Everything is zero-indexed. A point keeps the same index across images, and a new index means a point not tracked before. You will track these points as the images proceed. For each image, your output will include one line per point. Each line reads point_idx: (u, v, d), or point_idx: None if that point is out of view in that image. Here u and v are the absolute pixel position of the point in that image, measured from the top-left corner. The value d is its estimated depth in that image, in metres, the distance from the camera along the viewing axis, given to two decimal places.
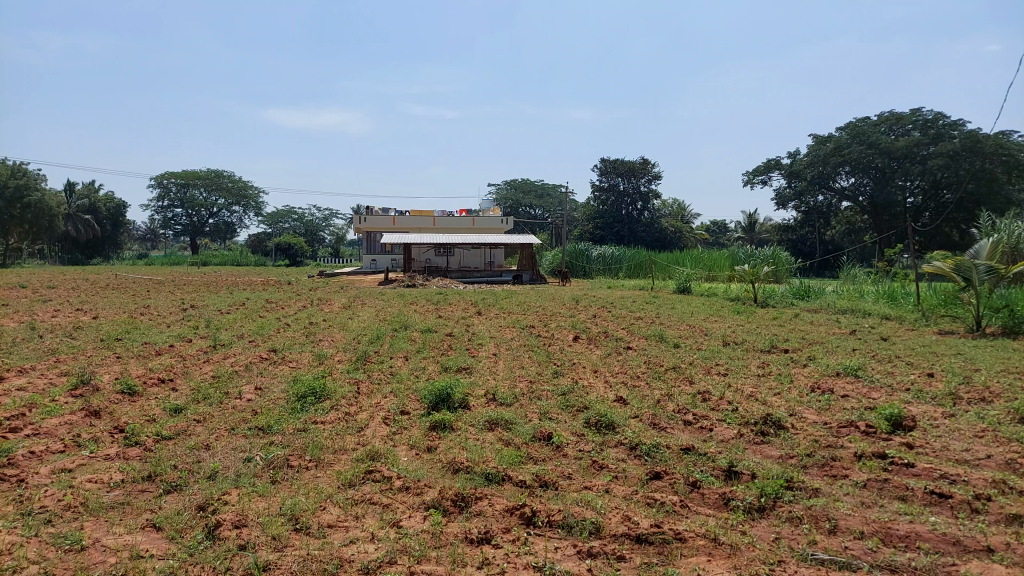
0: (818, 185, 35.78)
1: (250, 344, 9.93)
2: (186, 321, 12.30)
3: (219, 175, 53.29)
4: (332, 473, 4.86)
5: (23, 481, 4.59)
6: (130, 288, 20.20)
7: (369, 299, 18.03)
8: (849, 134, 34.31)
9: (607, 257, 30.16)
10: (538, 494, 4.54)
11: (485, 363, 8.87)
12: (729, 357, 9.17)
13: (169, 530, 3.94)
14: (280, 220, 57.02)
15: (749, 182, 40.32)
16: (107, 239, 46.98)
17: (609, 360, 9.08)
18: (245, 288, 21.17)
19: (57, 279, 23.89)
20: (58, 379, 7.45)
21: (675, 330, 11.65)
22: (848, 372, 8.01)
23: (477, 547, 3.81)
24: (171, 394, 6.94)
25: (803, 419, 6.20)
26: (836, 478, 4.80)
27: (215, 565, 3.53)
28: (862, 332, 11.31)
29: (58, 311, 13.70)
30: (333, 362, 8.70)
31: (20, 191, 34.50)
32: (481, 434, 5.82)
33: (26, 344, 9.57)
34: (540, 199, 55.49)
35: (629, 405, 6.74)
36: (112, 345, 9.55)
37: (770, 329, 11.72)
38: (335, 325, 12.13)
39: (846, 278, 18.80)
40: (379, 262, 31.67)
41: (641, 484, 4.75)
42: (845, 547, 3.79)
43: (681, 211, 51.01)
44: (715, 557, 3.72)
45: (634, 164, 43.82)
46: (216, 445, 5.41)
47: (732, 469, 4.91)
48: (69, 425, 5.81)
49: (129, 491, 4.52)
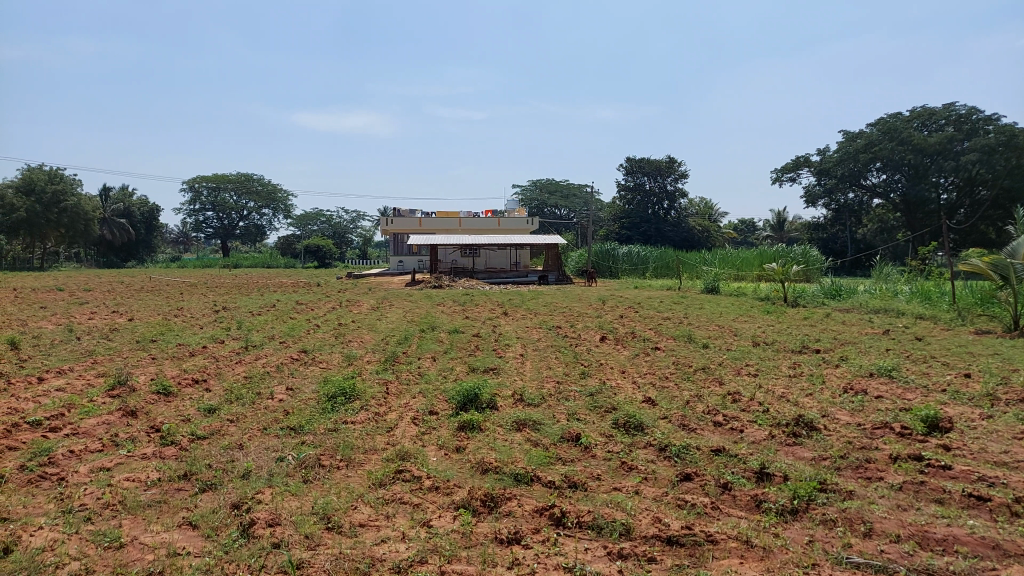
0: (848, 183, 35.33)
1: (281, 345, 10.05)
2: (218, 323, 12.51)
3: (249, 179, 54.09)
4: (363, 473, 4.90)
5: (64, 479, 4.71)
6: (163, 290, 20.58)
7: (398, 300, 18.12)
8: (880, 130, 33.62)
9: (635, 256, 29.95)
10: (567, 495, 4.53)
11: (512, 364, 8.88)
12: (759, 358, 9.06)
13: (204, 528, 4.00)
14: (309, 222, 57.54)
15: (778, 181, 39.69)
16: (142, 243, 47.80)
17: (637, 361, 9.02)
18: (275, 290, 21.46)
19: (93, 282, 24.40)
20: (95, 380, 7.61)
21: (704, 330, 11.53)
22: (881, 373, 7.87)
23: (506, 547, 3.81)
24: (205, 395, 7.05)
25: (836, 420, 6.12)
26: (870, 480, 4.73)
27: (251, 563, 3.57)
28: (896, 332, 11.10)
29: (95, 313, 14.03)
30: (363, 363, 8.80)
31: (57, 196, 35.53)
32: (509, 435, 5.83)
33: (63, 345, 9.78)
34: (566, 199, 55.37)
35: (658, 406, 6.69)
36: (148, 347, 9.74)
37: (802, 329, 11.55)
38: (364, 327, 12.21)
39: (878, 276, 18.42)
40: (405, 263, 31.82)
41: (671, 485, 4.72)
42: (880, 551, 3.72)
43: (710, 209, 50.54)
44: (748, 560, 3.68)
45: (660, 163, 43.67)
46: (249, 445, 5.49)
47: (764, 471, 4.85)
48: (106, 425, 5.94)
49: (165, 489, 4.60)
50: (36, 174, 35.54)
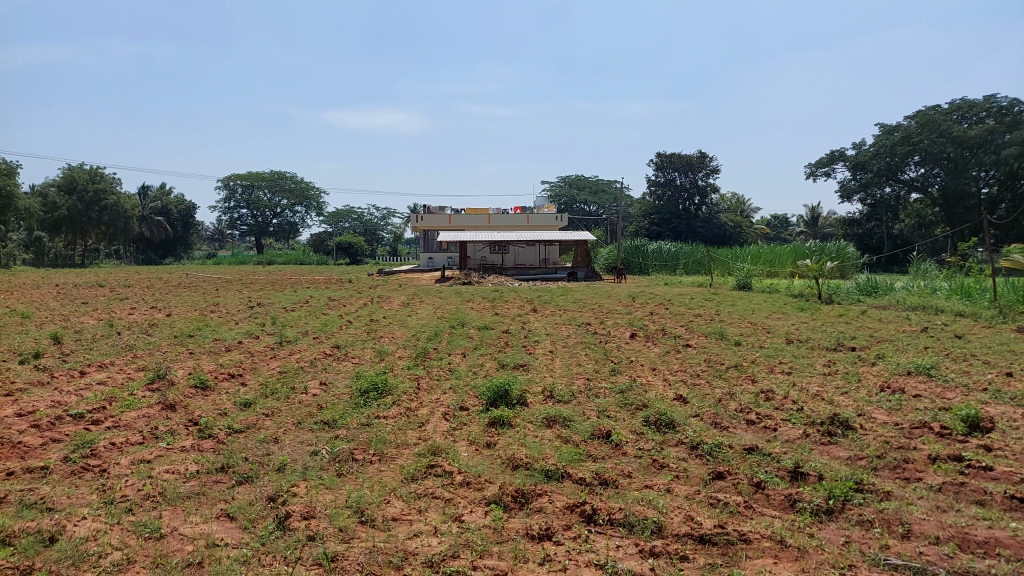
0: (885, 177, 34.59)
1: (314, 340, 10.18)
2: (253, 318, 12.70)
3: (282, 176, 54.77)
4: (395, 467, 4.95)
5: (105, 471, 4.83)
6: (200, 287, 20.99)
7: (429, 296, 18.21)
8: (918, 123, 32.86)
9: (665, 252, 29.68)
10: (597, 492, 4.52)
11: (542, 361, 8.87)
12: (793, 356, 8.92)
13: (242, 520, 4.07)
14: (341, 219, 58.12)
15: (812, 175, 38.96)
16: (179, 240, 48.72)
17: (668, 359, 8.93)
18: (308, 286, 21.71)
19: (132, 278, 24.85)
20: (135, 374, 7.78)
21: (737, 327, 11.40)
22: (919, 371, 7.70)
23: (538, 544, 3.82)
24: (241, 389, 7.18)
25: (873, 419, 6.01)
26: (908, 480, 4.63)
27: (286, 555, 3.63)
28: (935, 330, 10.80)
29: (134, 309, 14.32)
30: (394, 358, 8.88)
31: (98, 194, 36.28)
32: (539, 431, 5.83)
33: (104, 340, 10.01)
34: (596, 195, 55.03)
35: (690, 404, 6.63)
36: (185, 342, 9.94)
37: (837, 326, 11.33)
38: (396, 323, 12.30)
39: (916, 272, 18.00)
40: (435, 259, 31.95)
41: (703, 484, 4.68)
42: (920, 552, 3.64)
43: (742, 204, 49.85)
44: (782, 560, 3.64)
45: (691, 158, 43.22)
46: (284, 438, 5.57)
47: (799, 470, 4.78)
48: (146, 418, 6.08)
49: (203, 481, 4.69)
50: (78, 173, 36.26)
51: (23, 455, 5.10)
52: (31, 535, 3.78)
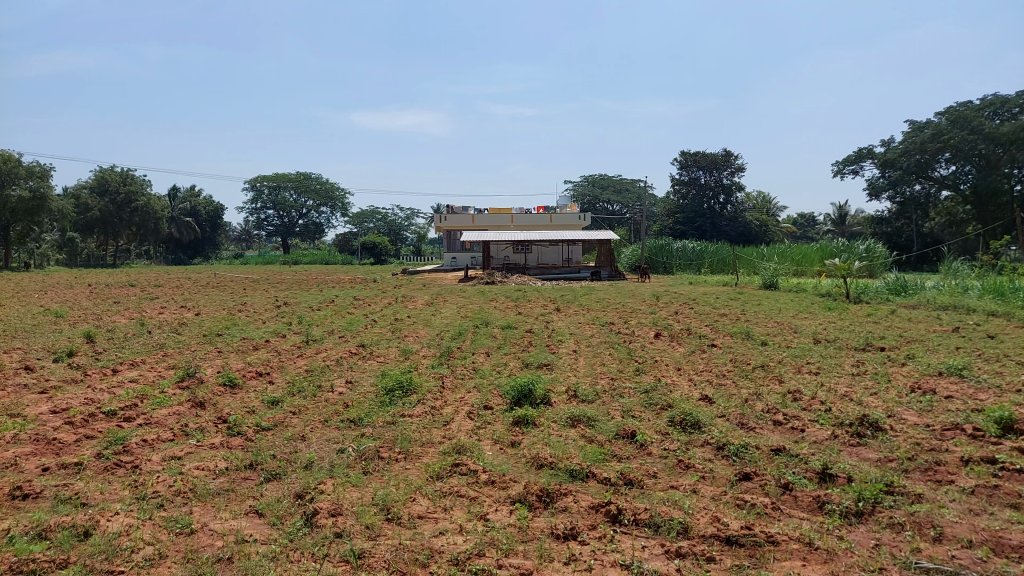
0: (914, 174, 34.05)
1: (340, 339, 10.28)
2: (280, 317, 12.85)
3: (308, 177, 55.30)
4: (420, 465, 4.98)
5: (137, 467, 4.92)
6: (228, 286, 21.27)
7: (452, 296, 18.26)
8: (949, 119, 32.23)
9: (689, 251, 29.47)
10: (623, 492, 4.50)
11: (566, 360, 8.85)
12: (821, 356, 8.80)
13: (270, 516, 4.13)
14: (365, 220, 58.54)
15: (839, 173, 38.36)
16: (207, 240, 49.40)
17: (693, 358, 8.87)
18: (334, 285, 21.88)
19: (162, 278, 25.29)
20: (166, 372, 7.92)
21: (763, 327, 11.29)
22: (951, 372, 7.56)
23: (563, 543, 3.82)
24: (268, 387, 7.27)
25: (903, 420, 5.91)
26: (940, 483, 4.55)
27: (314, 551, 3.67)
28: (966, 330, 10.58)
29: (165, 308, 14.55)
30: (419, 357, 8.93)
31: (129, 196, 36.88)
32: (563, 431, 5.83)
33: (135, 339, 10.19)
34: (619, 194, 54.78)
35: (716, 404, 6.57)
36: (214, 340, 10.08)
37: (865, 326, 11.14)
38: (420, 322, 12.37)
39: (946, 272, 17.65)
40: (458, 259, 32.04)
41: (729, 485, 4.64)
42: (952, 556, 3.58)
43: (768, 203, 49.28)
44: (811, 562, 3.60)
45: (716, 156, 42.86)
46: (311, 437, 5.62)
47: (827, 471, 4.72)
48: (177, 415, 6.18)
49: (232, 478, 4.76)
50: (110, 175, 36.96)
51: (58, 451, 5.21)
52: (66, 530, 3.86)
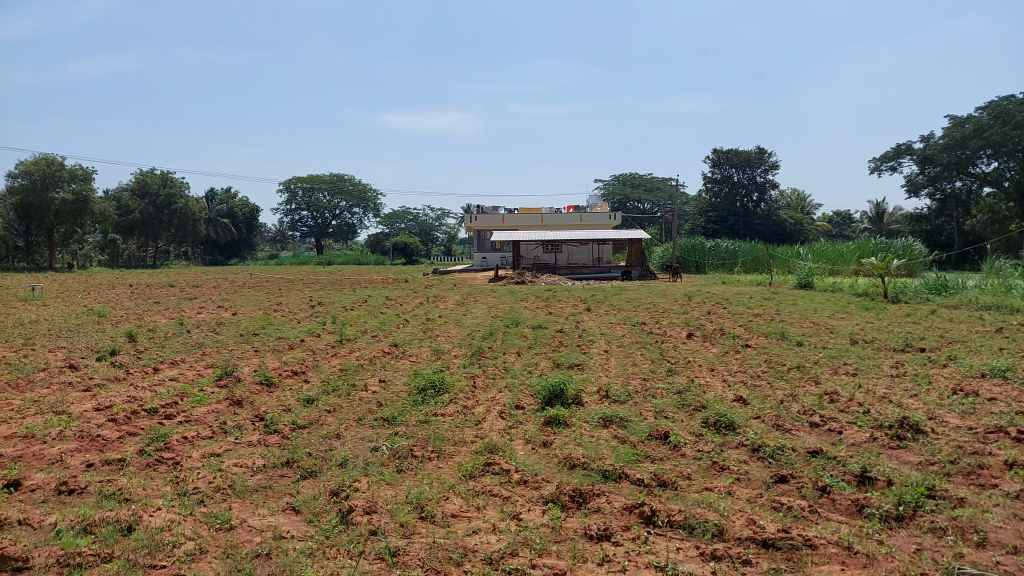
0: (956, 170, 33.25)
1: (373, 339, 10.40)
2: (314, 317, 13.02)
3: (341, 178, 55.96)
4: (453, 464, 5.01)
5: (178, 463, 5.03)
6: (265, 286, 21.67)
7: (482, 296, 18.31)
8: (991, 114, 31.38)
9: (722, 250, 29.12)
10: (657, 493, 4.47)
11: (597, 360, 8.81)
12: (858, 356, 8.63)
13: (307, 513, 4.19)
14: (397, 220, 59.09)
15: (876, 170, 37.51)
16: (243, 242, 50.22)
17: (727, 359, 8.77)
18: (367, 286, 22.07)
19: (201, 278, 25.76)
20: (205, 370, 8.08)
21: (798, 327, 11.13)
22: (995, 374, 7.35)
23: (597, 544, 3.81)
24: (304, 386, 7.38)
25: (945, 422, 5.77)
26: (983, 487, 4.43)
27: (350, 548, 3.71)
28: (1010, 330, 10.28)
29: (203, 307, 14.85)
30: (451, 357, 8.98)
31: (169, 199, 37.71)
32: (595, 431, 5.81)
33: (176, 338, 10.41)
34: (650, 193, 54.43)
35: (750, 405, 6.50)
36: (250, 340, 10.27)
37: (904, 326, 10.90)
38: (451, 322, 12.45)
39: (988, 271, 17.18)
40: (489, 259, 32.06)
41: (765, 487, 4.58)
42: (996, 562, 3.49)
43: (802, 201, 48.52)
44: (849, 567, 3.53)
45: (749, 154, 42.43)
46: (345, 435, 5.68)
47: (866, 475, 4.63)
48: (215, 413, 6.30)
49: (269, 475, 4.84)
50: (150, 177, 37.85)
51: (102, 447, 5.35)
52: (110, 525, 3.96)
